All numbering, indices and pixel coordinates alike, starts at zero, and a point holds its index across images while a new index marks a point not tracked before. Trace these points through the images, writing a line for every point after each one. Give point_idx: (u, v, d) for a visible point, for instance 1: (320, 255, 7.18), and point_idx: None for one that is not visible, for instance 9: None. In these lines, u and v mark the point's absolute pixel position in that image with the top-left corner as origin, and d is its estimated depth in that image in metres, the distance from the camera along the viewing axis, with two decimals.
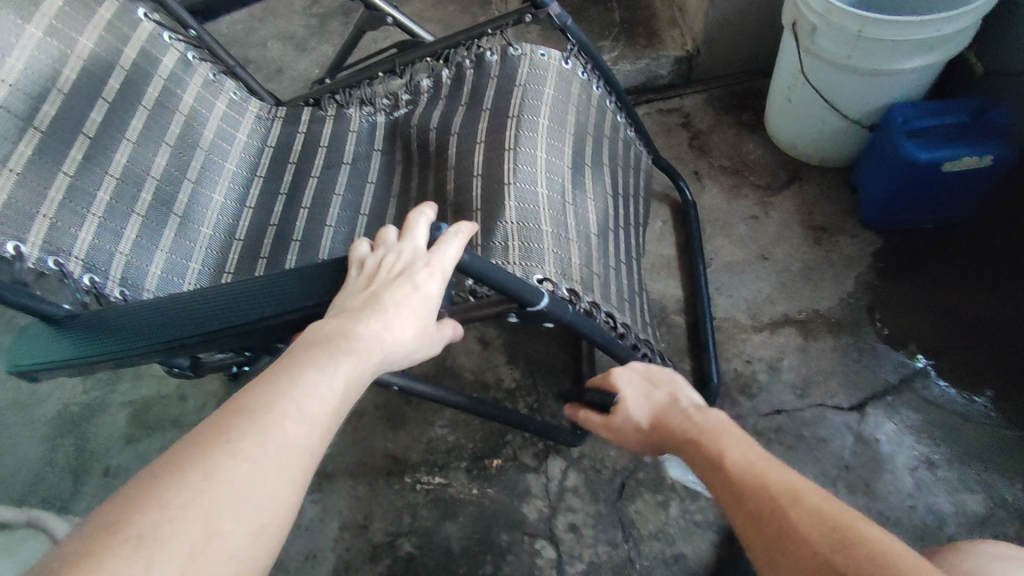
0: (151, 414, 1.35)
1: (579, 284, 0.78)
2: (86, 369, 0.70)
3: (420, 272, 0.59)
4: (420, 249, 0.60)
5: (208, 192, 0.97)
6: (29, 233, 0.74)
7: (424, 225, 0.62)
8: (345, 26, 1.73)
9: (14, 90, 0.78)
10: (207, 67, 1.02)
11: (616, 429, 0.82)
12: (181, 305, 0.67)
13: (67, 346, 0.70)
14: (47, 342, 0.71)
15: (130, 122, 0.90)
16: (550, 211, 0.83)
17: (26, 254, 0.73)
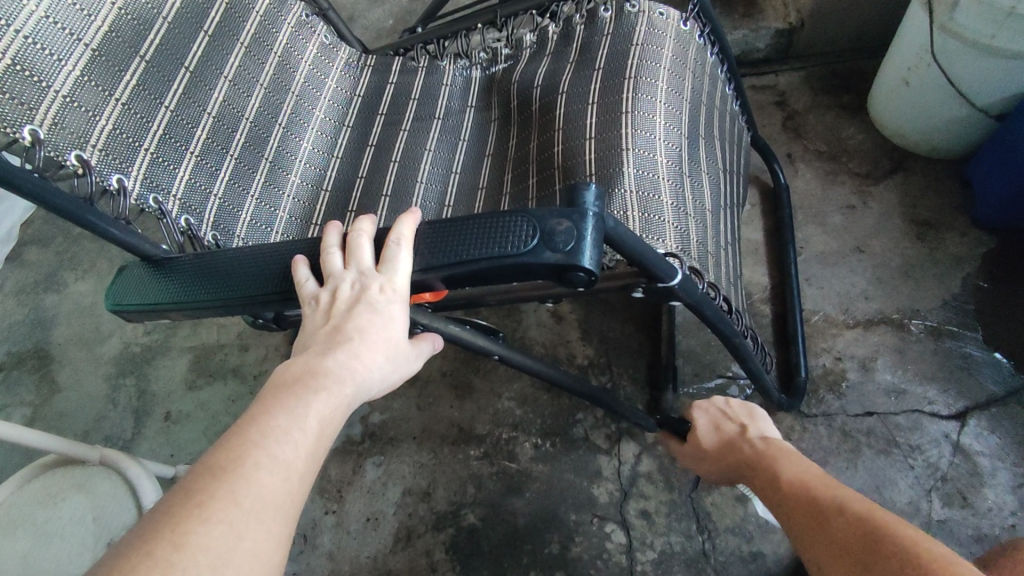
0: (210, 361, 1.34)
1: (698, 263, 0.74)
2: (191, 313, 0.66)
3: (375, 294, 0.53)
4: (371, 270, 0.54)
5: (298, 139, 0.92)
6: (132, 167, 0.71)
7: (362, 242, 0.55)
8: None
9: (122, 16, 0.74)
10: (301, 7, 0.97)
11: (693, 457, 0.92)
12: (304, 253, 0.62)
13: (173, 289, 0.66)
14: (150, 283, 0.67)
15: (228, 59, 0.86)
16: (669, 182, 0.77)
17: (128, 190, 0.70)
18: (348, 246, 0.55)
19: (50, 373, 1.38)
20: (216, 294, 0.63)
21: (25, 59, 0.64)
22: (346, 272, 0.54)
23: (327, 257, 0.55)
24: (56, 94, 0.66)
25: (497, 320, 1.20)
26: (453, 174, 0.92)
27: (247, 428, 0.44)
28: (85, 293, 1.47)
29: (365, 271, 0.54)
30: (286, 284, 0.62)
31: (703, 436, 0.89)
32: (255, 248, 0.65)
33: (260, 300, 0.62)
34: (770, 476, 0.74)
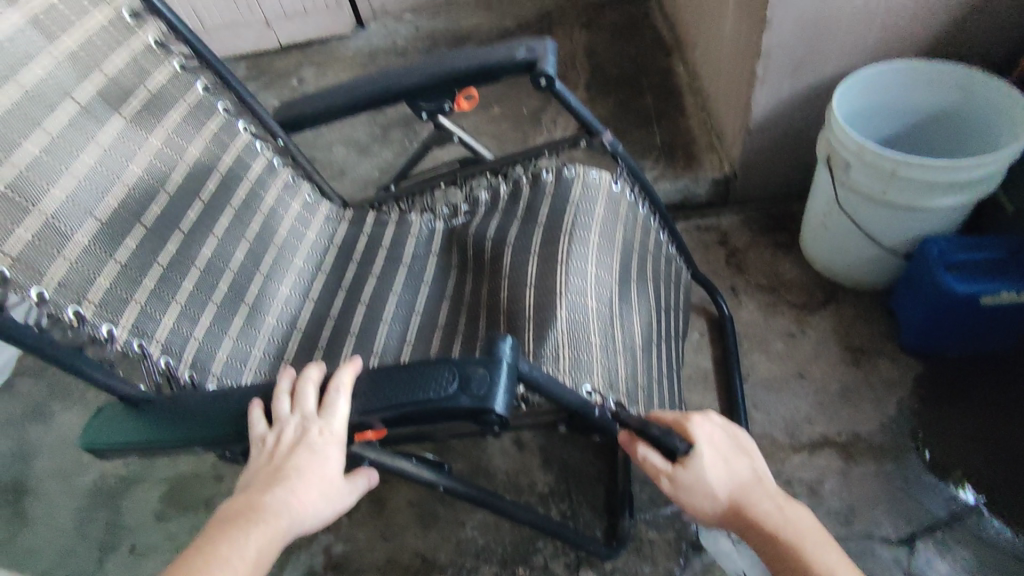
0: (184, 492, 1.36)
1: (625, 396, 0.83)
2: (157, 451, 0.72)
3: (314, 436, 0.61)
4: (311, 415, 0.62)
5: (276, 283, 1.04)
6: (122, 317, 0.81)
7: (308, 389, 0.63)
8: (404, 134, 1.89)
9: (129, 192, 0.87)
10: (288, 172, 1.13)
11: (682, 486, 0.72)
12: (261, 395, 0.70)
13: (143, 428, 0.73)
14: (124, 423, 0.74)
15: (219, 220, 0.99)
16: (598, 323, 0.87)
17: (116, 337, 0.80)
18: (294, 393, 0.63)
19: (24, 506, 1.39)
20: (184, 433, 0.70)
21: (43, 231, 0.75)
22: (291, 417, 0.61)
23: (277, 403, 0.62)
24: (67, 258, 0.77)
25: (461, 448, 1.25)
26: (414, 314, 1.03)
27: (195, 557, 0.54)
28: (69, 424, 1.52)
29: (308, 414, 0.62)
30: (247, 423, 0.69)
31: (713, 473, 0.72)
32: (226, 391, 0.73)
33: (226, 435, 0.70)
34: (815, 566, 0.66)
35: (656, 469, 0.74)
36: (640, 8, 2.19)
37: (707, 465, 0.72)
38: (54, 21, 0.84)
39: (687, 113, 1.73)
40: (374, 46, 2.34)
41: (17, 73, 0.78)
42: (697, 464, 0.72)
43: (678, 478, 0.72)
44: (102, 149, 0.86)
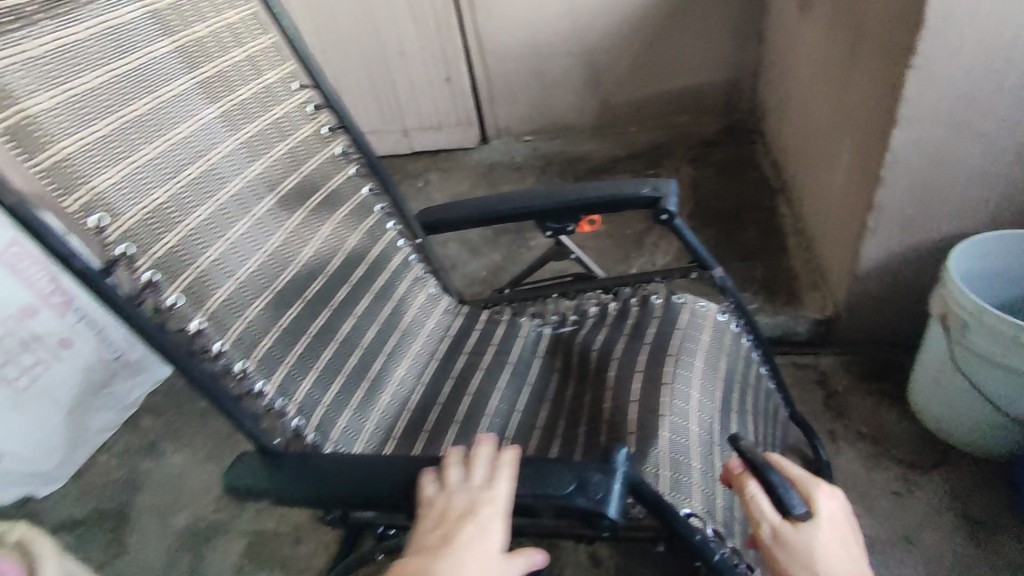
0: (263, 548, 1.42)
1: (723, 527, 0.82)
2: (286, 502, 0.79)
3: (483, 507, 0.66)
4: (481, 487, 0.68)
5: (395, 364, 1.14)
6: (272, 375, 0.91)
7: (479, 464, 0.71)
8: (513, 240, 2.04)
9: (300, 270, 0.99)
10: (420, 266, 1.26)
11: (786, 543, 0.72)
12: (386, 465, 0.76)
13: (279, 479, 0.81)
14: (260, 471, 0.82)
15: (360, 303, 1.09)
16: (700, 447, 0.90)
17: (265, 393, 0.90)
18: (467, 465, 0.71)
19: (124, 535, 1.51)
20: (316, 490, 0.77)
21: (234, 298, 0.88)
22: (458, 485, 0.69)
23: (448, 471, 0.70)
24: (246, 320, 0.89)
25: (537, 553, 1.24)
26: (515, 411, 1.09)
27: None
28: (176, 464, 1.66)
29: (475, 487, 0.69)
30: (371, 491, 0.75)
31: (823, 548, 0.71)
32: (354, 457, 0.80)
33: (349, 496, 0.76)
34: None
35: (766, 514, 0.74)
36: (747, 150, 2.31)
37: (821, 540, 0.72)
38: (275, 131, 0.99)
39: (790, 252, 1.77)
40: (494, 160, 2.59)
41: (244, 170, 0.93)
42: (812, 532, 0.72)
43: (786, 534, 0.72)
44: (289, 231, 0.98)
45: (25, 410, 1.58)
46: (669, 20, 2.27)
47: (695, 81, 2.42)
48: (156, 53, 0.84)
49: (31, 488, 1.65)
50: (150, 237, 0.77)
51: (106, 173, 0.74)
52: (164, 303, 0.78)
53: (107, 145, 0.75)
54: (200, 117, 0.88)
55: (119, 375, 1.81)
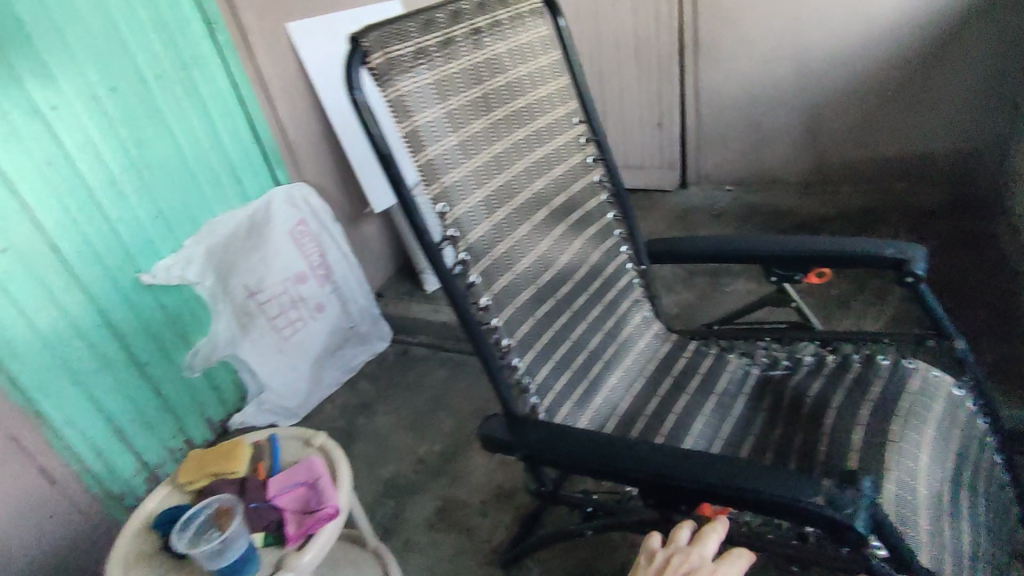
0: (451, 513, 1.61)
1: None
2: (535, 459, 0.95)
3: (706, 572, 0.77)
4: (705, 558, 0.79)
5: (609, 372, 1.26)
6: (524, 356, 1.08)
7: (710, 539, 0.82)
8: (708, 283, 2.09)
9: (555, 274, 1.14)
10: (640, 290, 1.36)
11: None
12: (631, 447, 0.88)
13: (530, 439, 0.96)
14: (513, 429, 0.99)
15: (591, 312, 1.23)
16: (926, 510, 0.90)
17: (517, 369, 1.06)
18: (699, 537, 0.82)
19: None
20: (565, 452, 0.91)
21: (509, 286, 1.04)
22: (687, 549, 0.81)
23: (681, 535, 0.82)
24: (514, 306, 1.05)
25: None
26: (718, 438, 1.15)
27: None
28: (384, 425, 1.94)
29: (702, 557, 0.79)
30: (616, 461, 0.87)
31: None
32: (595, 434, 0.93)
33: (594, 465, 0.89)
34: None
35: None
36: (983, 226, 2.12)
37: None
38: (557, 155, 1.15)
39: None
40: (691, 204, 2.66)
41: (531, 183, 1.09)
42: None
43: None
44: (553, 239, 1.14)
45: (286, 354, 1.97)
46: (907, 83, 2.20)
47: (926, 148, 2.29)
48: (496, 82, 1.03)
49: (276, 419, 2.00)
50: (468, 228, 0.97)
51: (451, 171, 0.94)
52: (468, 281, 0.97)
53: (456, 152, 0.95)
54: (512, 137, 1.05)
55: (350, 340, 2.17)
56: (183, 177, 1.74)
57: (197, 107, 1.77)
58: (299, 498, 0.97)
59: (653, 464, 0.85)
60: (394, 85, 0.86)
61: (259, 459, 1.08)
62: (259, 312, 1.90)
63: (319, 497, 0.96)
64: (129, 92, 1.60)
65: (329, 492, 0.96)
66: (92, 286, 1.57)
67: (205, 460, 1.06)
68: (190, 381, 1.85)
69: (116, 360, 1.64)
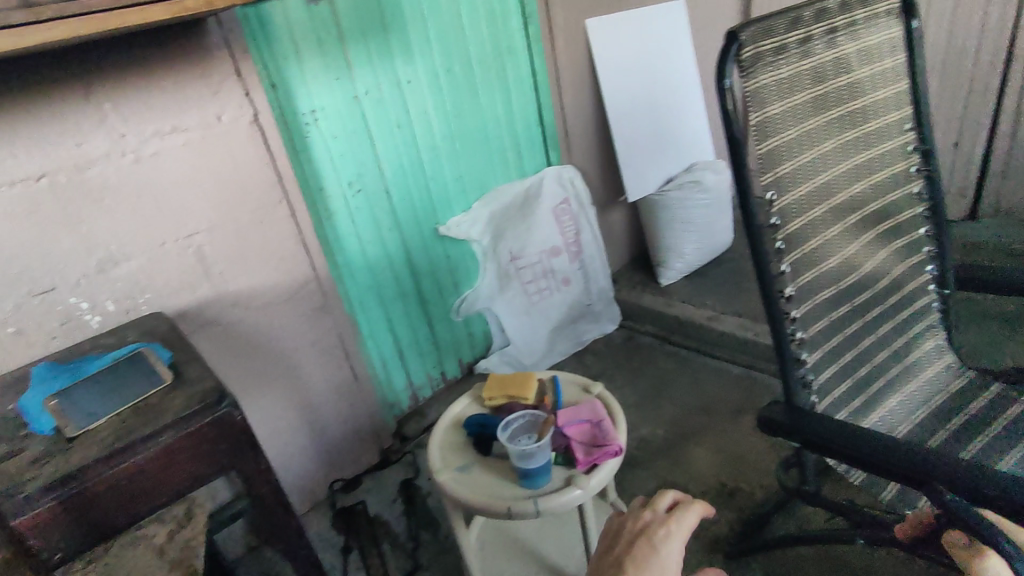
0: (673, 495, 1.65)
1: None
2: (824, 449, 0.96)
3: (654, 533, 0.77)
4: (658, 517, 0.80)
5: (892, 393, 1.20)
6: (814, 353, 1.09)
7: (667, 500, 0.82)
8: (997, 329, 1.83)
9: (857, 279, 1.13)
10: (937, 316, 1.27)
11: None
12: (950, 462, 0.85)
13: (820, 429, 0.97)
14: (800, 416, 1.01)
15: (884, 326, 1.19)
16: None
17: (806, 363, 1.08)
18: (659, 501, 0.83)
19: None
20: (864, 450, 0.91)
21: (812, 282, 1.06)
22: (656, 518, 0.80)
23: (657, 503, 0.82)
24: (813, 301, 1.07)
25: None
26: None
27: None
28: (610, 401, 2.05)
29: (659, 519, 0.79)
30: (929, 472, 0.85)
31: None
32: (902, 440, 0.91)
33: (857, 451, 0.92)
34: None
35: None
36: None
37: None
38: (880, 161, 1.13)
39: None
40: (979, 238, 2.32)
41: (851, 186, 1.09)
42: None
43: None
44: (861, 245, 1.13)
45: (531, 316, 2.19)
46: None
47: None
48: (838, 83, 1.05)
49: None
50: (789, 218, 1.01)
51: (784, 163, 0.99)
52: (780, 268, 1.02)
53: (793, 146, 0.99)
54: (843, 138, 1.06)
55: (584, 317, 2.34)
56: (483, 149, 2.02)
57: (503, 90, 2.03)
58: (585, 435, 1.08)
59: (919, 458, 0.87)
60: (754, 77, 0.93)
61: (544, 393, 1.22)
62: (517, 276, 2.13)
63: (604, 439, 1.07)
64: (461, 73, 1.89)
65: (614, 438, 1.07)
66: (406, 229, 1.90)
67: (502, 384, 1.23)
68: (453, 323, 2.14)
69: (410, 293, 1.98)
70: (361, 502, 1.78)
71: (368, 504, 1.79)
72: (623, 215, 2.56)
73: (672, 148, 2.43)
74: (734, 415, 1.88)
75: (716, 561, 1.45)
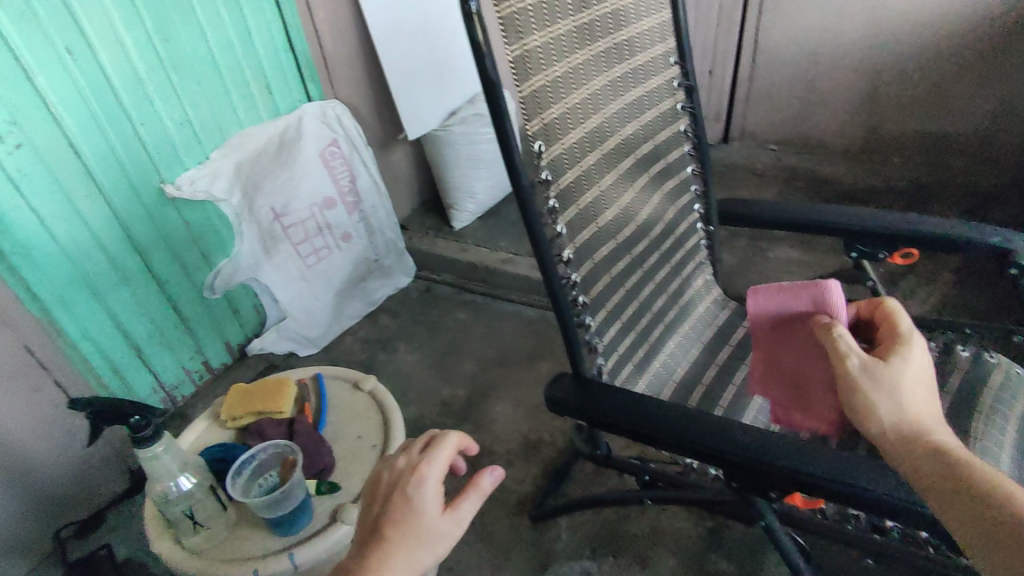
0: (479, 462, 1.59)
1: None
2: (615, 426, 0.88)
3: (386, 408, 1.00)
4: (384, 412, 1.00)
5: (672, 334, 1.19)
6: (602, 333, 1.02)
7: (388, 408, 1.00)
8: (750, 246, 1.99)
9: (634, 232, 1.06)
10: (704, 253, 1.29)
11: (877, 376, 0.80)
12: (705, 425, 0.83)
13: (613, 397, 0.90)
14: (600, 387, 0.93)
15: (660, 271, 1.16)
16: None
17: (596, 349, 1.01)
18: (392, 412, 0.99)
19: None
20: (651, 427, 0.84)
21: (606, 255, 1.00)
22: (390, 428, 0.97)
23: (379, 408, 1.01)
24: (605, 278, 1.01)
25: (739, 553, 1.31)
26: None
27: None
28: (405, 364, 1.93)
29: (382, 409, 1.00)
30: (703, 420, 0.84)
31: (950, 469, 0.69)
32: (672, 404, 0.87)
33: (623, 432, 0.87)
34: None
35: (844, 348, 0.84)
36: None
37: (920, 372, 0.82)
38: (649, 99, 1.05)
39: None
40: (731, 162, 2.55)
41: (623, 128, 1.00)
42: (908, 357, 0.83)
43: (880, 367, 0.81)
44: (634, 192, 1.05)
45: (308, 280, 1.88)
46: (1003, 46, 2.02)
47: (993, 125, 2.16)
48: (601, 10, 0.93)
49: (296, 345, 1.95)
50: (561, 172, 0.88)
51: (551, 107, 0.84)
52: (564, 255, 0.91)
53: (559, 84, 0.85)
54: (610, 75, 0.96)
55: (373, 274, 2.11)
56: (213, 79, 1.59)
57: (230, 3, 1.58)
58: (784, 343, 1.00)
59: (694, 421, 0.83)
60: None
61: (305, 400, 1.03)
62: (284, 237, 1.79)
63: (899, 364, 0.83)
64: None
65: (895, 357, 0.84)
66: (112, 192, 1.45)
67: (247, 397, 1.00)
68: (209, 303, 1.76)
69: (134, 274, 1.54)
70: (107, 545, 1.47)
71: (115, 546, 1.48)
72: (407, 155, 2.31)
73: (451, 74, 2.14)
74: (532, 361, 1.86)
75: (522, 524, 1.43)
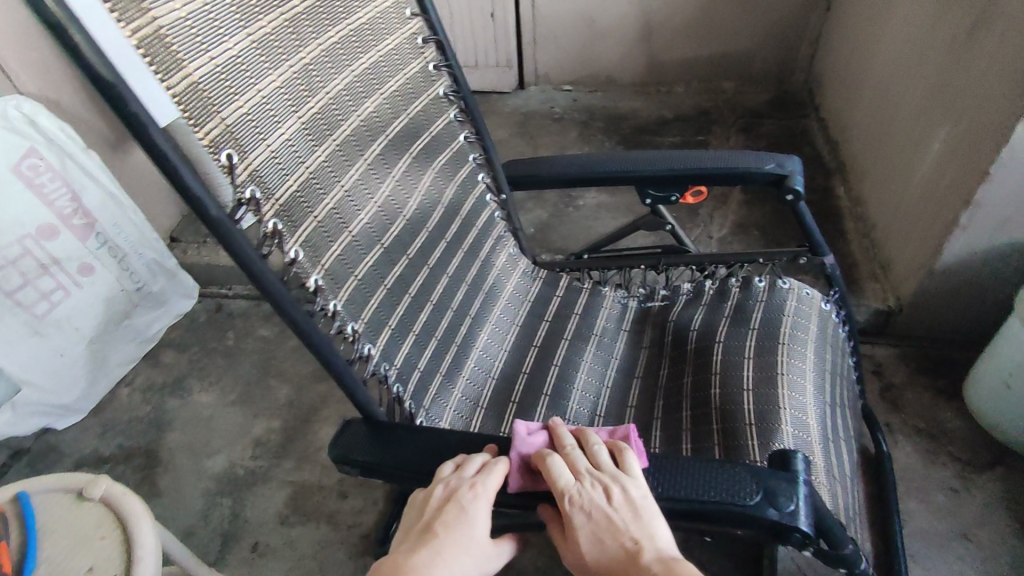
0: (310, 502, 1.39)
1: (817, 465, 0.84)
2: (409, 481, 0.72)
3: (127, 513, 0.84)
4: (126, 518, 0.84)
5: (481, 326, 1.06)
6: (395, 354, 0.86)
7: (130, 513, 0.84)
8: (559, 197, 1.92)
9: (406, 224, 0.91)
10: (502, 226, 1.16)
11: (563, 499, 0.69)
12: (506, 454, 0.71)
13: (403, 439, 0.75)
14: (389, 428, 0.76)
15: (452, 261, 1.01)
16: (814, 423, 0.89)
17: (388, 375, 0.84)
18: (134, 518, 0.84)
19: (153, 475, 1.48)
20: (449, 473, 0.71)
21: (374, 266, 0.84)
22: (134, 537, 0.82)
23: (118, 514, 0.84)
24: (381, 290, 0.85)
25: None
26: (606, 386, 1.05)
27: None
28: (205, 406, 1.63)
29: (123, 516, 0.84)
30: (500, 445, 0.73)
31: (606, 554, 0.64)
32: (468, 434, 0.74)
33: (424, 485, 0.72)
34: None
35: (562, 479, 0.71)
36: (798, 124, 2.22)
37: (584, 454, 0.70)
38: (388, 66, 0.90)
39: (849, 237, 1.73)
40: (530, 109, 2.45)
41: (359, 107, 0.84)
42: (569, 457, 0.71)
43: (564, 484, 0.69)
44: (393, 180, 0.89)
45: (44, 336, 1.44)
46: None
47: (747, 48, 2.31)
48: None
49: (49, 420, 1.54)
50: (275, 179, 0.69)
51: (234, 102, 0.65)
52: (309, 283, 0.72)
53: (238, 72, 0.67)
54: (319, 44, 0.78)
55: (141, 305, 1.69)
56: None
57: None
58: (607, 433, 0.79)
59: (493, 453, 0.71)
60: None
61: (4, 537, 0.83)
62: None
63: (630, 519, 0.64)
64: None
65: (616, 500, 0.65)
66: None
67: None
68: None
69: None
70: None
71: None
72: None
73: None
74: None
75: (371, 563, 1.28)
